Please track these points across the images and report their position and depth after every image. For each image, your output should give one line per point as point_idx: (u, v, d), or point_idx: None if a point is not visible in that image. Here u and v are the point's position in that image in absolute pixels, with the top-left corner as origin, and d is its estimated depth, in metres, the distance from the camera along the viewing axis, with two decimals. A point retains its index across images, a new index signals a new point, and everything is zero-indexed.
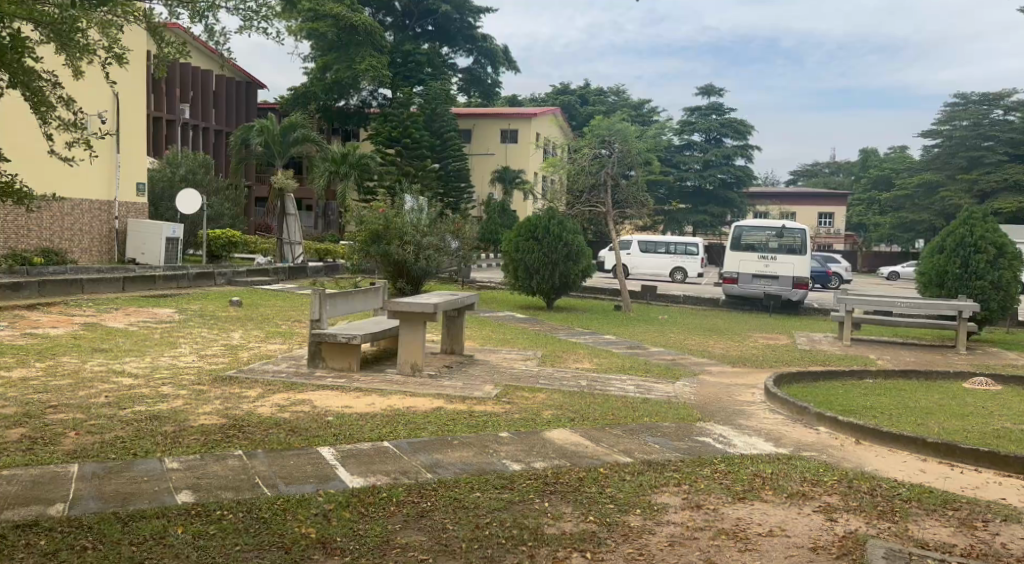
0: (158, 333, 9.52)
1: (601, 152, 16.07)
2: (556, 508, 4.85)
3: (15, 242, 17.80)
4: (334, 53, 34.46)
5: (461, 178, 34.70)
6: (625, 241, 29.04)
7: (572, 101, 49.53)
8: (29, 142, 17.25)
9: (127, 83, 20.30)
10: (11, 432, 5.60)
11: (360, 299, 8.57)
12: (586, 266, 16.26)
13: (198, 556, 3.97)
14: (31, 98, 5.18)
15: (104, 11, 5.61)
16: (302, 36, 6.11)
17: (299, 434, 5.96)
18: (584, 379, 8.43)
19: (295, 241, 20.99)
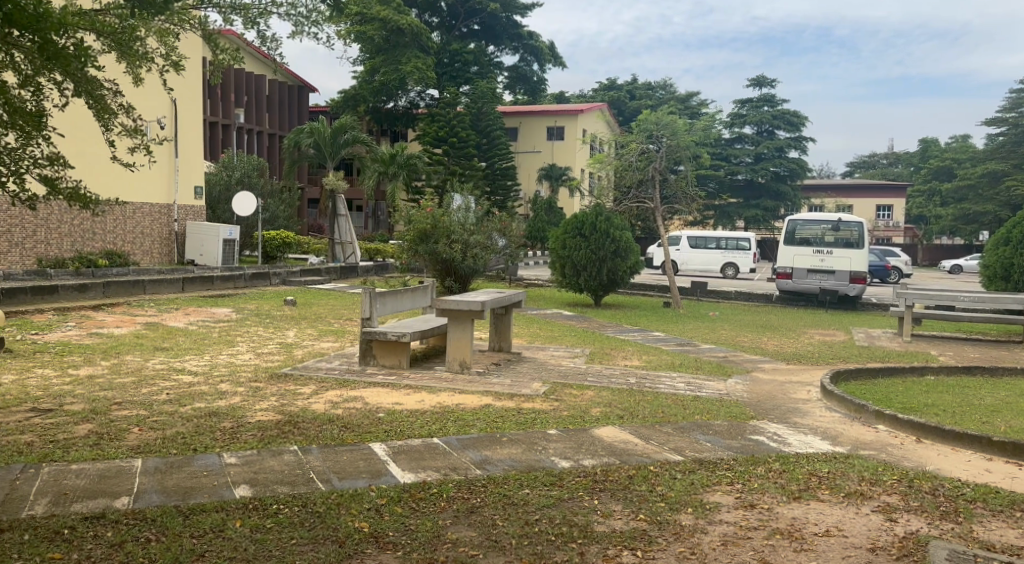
0: (217, 332, 9.77)
1: (649, 147, 15.81)
2: (605, 506, 4.85)
3: (81, 245, 18.30)
4: (382, 55, 34.82)
5: (508, 177, 34.67)
6: (674, 237, 28.71)
7: (620, 96, 49.16)
8: (93, 148, 17.91)
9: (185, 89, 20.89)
10: (80, 429, 5.82)
11: (409, 298, 8.66)
12: (635, 263, 16.13)
13: (256, 549, 4.08)
14: (94, 106, 5.39)
15: (161, 20, 5.80)
16: (350, 40, 6.21)
17: (352, 429, 6.07)
18: (633, 377, 8.36)
19: (347, 241, 21.30)
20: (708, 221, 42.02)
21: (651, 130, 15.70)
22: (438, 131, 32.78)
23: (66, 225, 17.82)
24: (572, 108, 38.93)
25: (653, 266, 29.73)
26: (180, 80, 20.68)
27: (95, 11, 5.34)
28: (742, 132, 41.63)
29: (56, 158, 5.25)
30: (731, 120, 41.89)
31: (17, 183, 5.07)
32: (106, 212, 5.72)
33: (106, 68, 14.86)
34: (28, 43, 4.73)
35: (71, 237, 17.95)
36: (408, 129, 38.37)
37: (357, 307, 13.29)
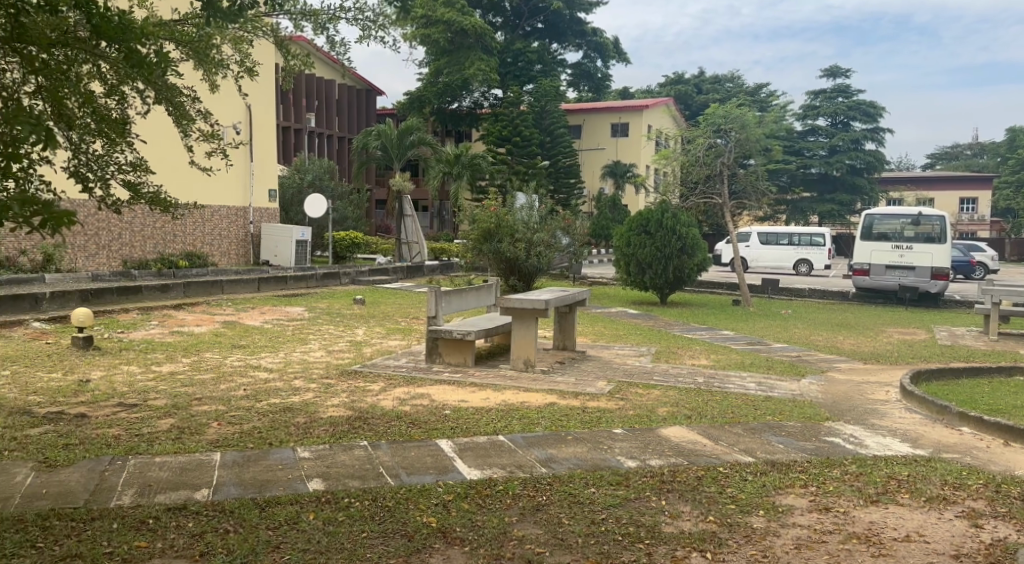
0: (290, 330, 10.07)
1: (716, 141, 15.48)
2: (673, 507, 4.79)
3: (163, 247, 19.05)
4: (446, 57, 35.21)
5: (574, 175, 34.53)
6: (745, 234, 28.09)
7: (688, 90, 48.41)
8: (175, 154, 18.67)
9: (260, 94, 21.57)
10: (162, 423, 6.10)
11: (474, 297, 8.75)
12: (703, 259, 15.88)
13: (328, 541, 4.20)
14: (173, 113, 5.64)
15: (236, 28, 6.02)
16: (416, 42, 6.31)
17: (420, 426, 6.17)
18: (701, 376, 8.23)
19: (413, 241, 21.60)
20: (780, 216, 41.06)
21: (719, 125, 15.30)
22: (502, 131, 32.89)
23: (150, 228, 18.62)
24: (635, 103, 38.50)
25: (721, 263, 29.21)
26: (254, 87, 21.35)
27: (174, 22, 5.58)
28: (815, 125, 40.47)
29: (139, 164, 5.51)
30: (804, 112, 40.72)
31: (103, 188, 5.33)
32: (185, 216, 5.94)
33: (185, 75, 15.46)
34: (114, 53, 4.98)
35: (155, 239, 18.76)
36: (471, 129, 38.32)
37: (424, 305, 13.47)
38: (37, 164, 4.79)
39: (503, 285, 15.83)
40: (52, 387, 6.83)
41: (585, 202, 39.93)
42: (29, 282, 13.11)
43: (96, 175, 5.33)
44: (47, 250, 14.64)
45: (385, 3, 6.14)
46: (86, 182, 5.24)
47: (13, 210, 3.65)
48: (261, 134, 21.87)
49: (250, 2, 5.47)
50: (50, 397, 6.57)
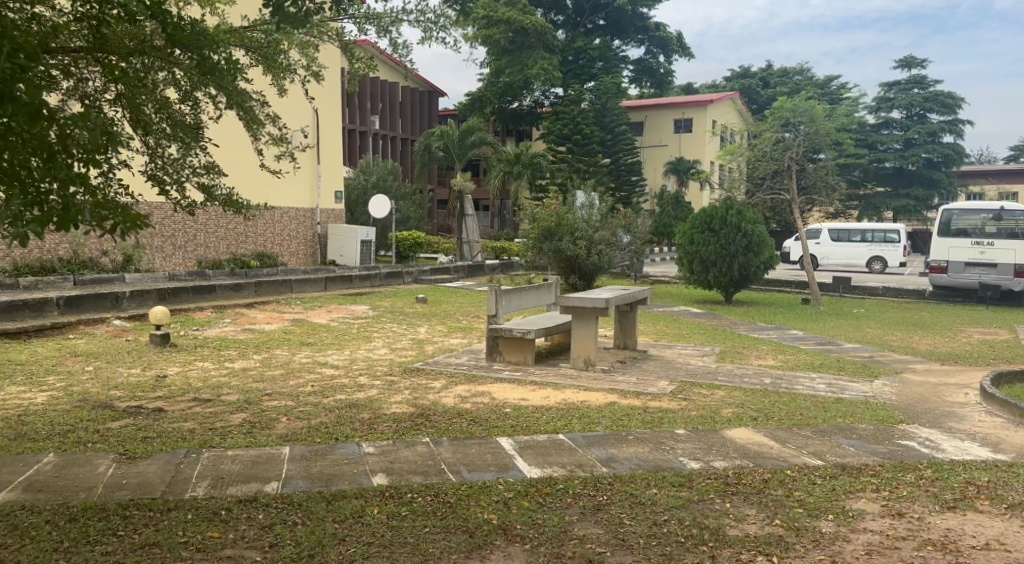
0: (355, 328, 10.29)
1: (784, 135, 15.11)
2: (739, 510, 4.71)
3: (236, 247, 19.67)
4: (507, 57, 35.41)
5: (634, 172, 34.15)
6: (814, 231, 27.32)
7: (753, 84, 47.40)
8: (246, 159, 19.27)
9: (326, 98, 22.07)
10: (235, 417, 6.31)
11: (534, 296, 8.78)
12: (770, 257, 15.53)
13: (392, 535, 4.28)
14: (245, 117, 5.82)
15: (303, 33, 6.18)
16: (477, 42, 6.36)
17: (481, 424, 6.22)
18: (769, 377, 8.06)
19: (475, 241, 21.76)
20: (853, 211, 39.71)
21: (787, 118, 14.95)
22: (564, 130, 32.83)
23: (224, 228, 19.26)
24: (699, 99, 37.55)
25: (790, 261, 28.47)
26: (320, 91, 21.87)
27: (244, 28, 5.74)
28: (889, 117, 39.17)
29: (213, 167, 5.66)
30: (878, 105, 39.45)
31: (179, 190, 5.49)
32: (255, 217, 6.07)
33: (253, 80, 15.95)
34: (188, 61, 5.17)
35: (229, 240, 19.39)
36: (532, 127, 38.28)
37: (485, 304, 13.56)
38: (117, 167, 4.97)
39: (565, 283, 15.83)
40: (132, 382, 7.15)
41: (646, 199, 39.61)
42: (110, 281, 13.70)
43: (173, 177, 5.50)
44: (126, 251, 15.30)
45: (447, 5, 6.21)
46: (163, 185, 5.42)
47: (90, 215, 3.78)
48: (328, 137, 22.37)
49: (316, 8, 5.61)
50: (131, 392, 6.88)
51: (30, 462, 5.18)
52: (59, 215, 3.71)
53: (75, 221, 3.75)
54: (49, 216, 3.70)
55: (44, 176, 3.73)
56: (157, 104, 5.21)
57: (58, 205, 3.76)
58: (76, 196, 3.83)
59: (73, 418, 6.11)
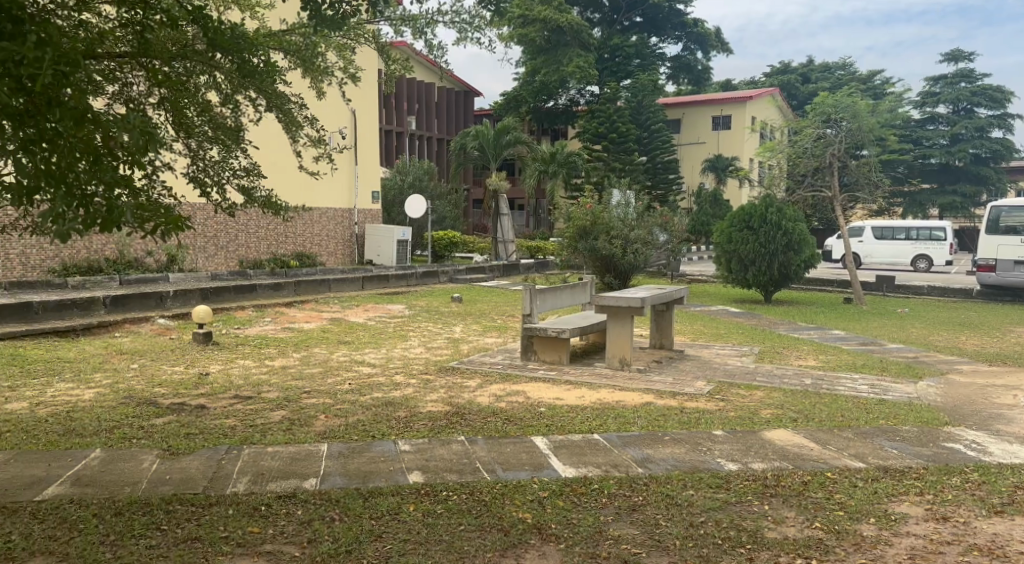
0: (392, 327, 10.39)
1: (826, 132, 14.84)
2: (778, 512, 4.65)
3: (276, 246, 19.98)
4: (543, 56, 35.44)
5: (671, 170, 33.85)
6: (857, 228, 26.82)
7: (792, 80, 46.68)
8: (285, 161, 19.57)
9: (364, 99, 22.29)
10: (276, 414, 6.42)
11: (568, 295, 8.77)
12: (811, 255, 15.29)
13: (427, 533, 4.32)
14: (283, 119, 5.90)
15: (339, 36, 6.24)
16: (513, 43, 6.37)
17: (516, 423, 6.23)
18: (809, 377, 7.94)
19: (510, 240, 21.79)
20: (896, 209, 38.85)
21: (829, 114, 14.70)
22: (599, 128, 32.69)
23: (264, 229, 19.57)
24: (738, 95, 37.08)
25: (832, 260, 27.95)
26: (357, 92, 22.09)
27: (282, 32, 5.81)
28: (935, 112, 38.37)
29: (252, 169, 5.75)
30: (923, 99, 38.61)
31: (219, 192, 5.58)
32: (294, 218, 6.15)
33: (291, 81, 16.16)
34: (229, 64, 5.27)
35: (269, 240, 19.70)
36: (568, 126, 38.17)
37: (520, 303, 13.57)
38: (160, 170, 5.08)
39: (600, 282, 15.81)
40: (176, 379, 7.32)
41: (684, 197, 39.26)
42: (155, 281, 14.01)
43: (214, 179, 5.60)
44: (170, 251, 15.64)
45: (482, 5, 6.22)
46: (204, 186, 5.52)
47: (133, 217, 3.87)
48: (366, 137, 22.59)
49: (353, 10, 5.67)
50: (175, 389, 7.04)
51: (78, 458, 5.33)
52: (103, 218, 3.81)
53: (118, 222, 3.85)
54: (94, 218, 3.80)
55: (89, 179, 3.83)
56: (198, 107, 5.31)
57: (103, 207, 3.85)
58: (120, 198, 3.93)
59: (119, 415, 6.28)
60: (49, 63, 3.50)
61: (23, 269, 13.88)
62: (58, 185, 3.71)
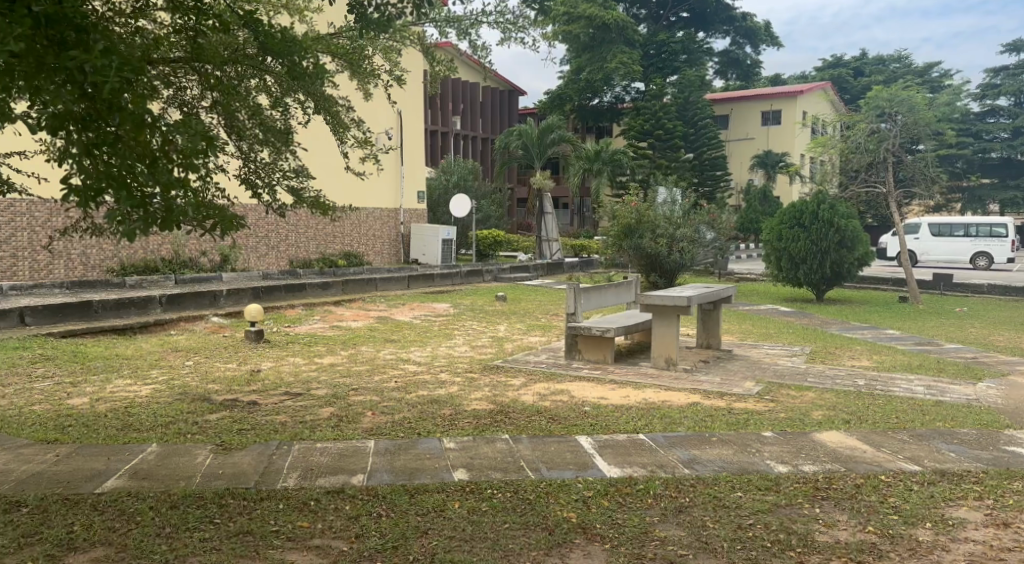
0: (437, 326, 10.47)
1: (881, 126, 14.45)
2: (829, 515, 4.56)
3: (325, 246, 20.30)
4: (587, 54, 35.29)
5: (719, 167, 33.39)
6: (913, 225, 26.08)
7: (845, 73, 45.63)
8: (332, 162, 19.87)
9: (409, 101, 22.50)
10: (324, 411, 6.53)
11: (613, 293, 8.73)
12: (865, 253, 14.95)
13: (472, 530, 4.34)
14: (332, 121, 5.98)
15: (386, 38, 6.32)
16: (557, 42, 6.37)
17: (560, 422, 6.23)
18: (862, 378, 7.76)
19: (554, 239, 21.77)
20: (955, 204, 37.65)
21: (884, 108, 14.31)
22: (644, 125, 32.42)
23: (314, 229, 19.91)
24: (788, 89, 36.35)
25: (886, 257, 27.23)
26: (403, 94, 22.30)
27: (330, 36, 5.91)
28: (996, 105, 36.98)
29: (302, 171, 5.85)
30: (983, 92, 37.32)
31: (270, 193, 5.69)
32: (342, 219, 6.23)
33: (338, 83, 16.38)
34: (278, 68, 5.38)
35: (318, 240, 20.02)
36: (613, 123, 37.93)
37: (563, 302, 13.57)
38: (213, 172, 5.20)
39: (646, 281, 15.72)
40: (229, 376, 7.50)
41: (733, 194, 38.69)
42: (209, 280, 14.37)
43: (264, 181, 5.71)
44: (223, 251, 16.04)
45: (526, 5, 6.23)
46: (255, 188, 5.63)
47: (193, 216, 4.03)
48: (412, 139, 22.78)
49: (398, 12, 5.73)
50: (227, 385, 7.22)
51: (135, 452, 5.51)
52: (163, 217, 3.96)
53: (177, 222, 4.00)
54: (156, 217, 3.95)
55: (147, 181, 3.94)
56: (249, 111, 5.44)
57: (161, 207, 4.00)
58: (177, 199, 4.07)
59: (175, 410, 6.46)
60: (115, 69, 3.63)
61: (84, 268, 14.35)
62: (120, 186, 3.82)
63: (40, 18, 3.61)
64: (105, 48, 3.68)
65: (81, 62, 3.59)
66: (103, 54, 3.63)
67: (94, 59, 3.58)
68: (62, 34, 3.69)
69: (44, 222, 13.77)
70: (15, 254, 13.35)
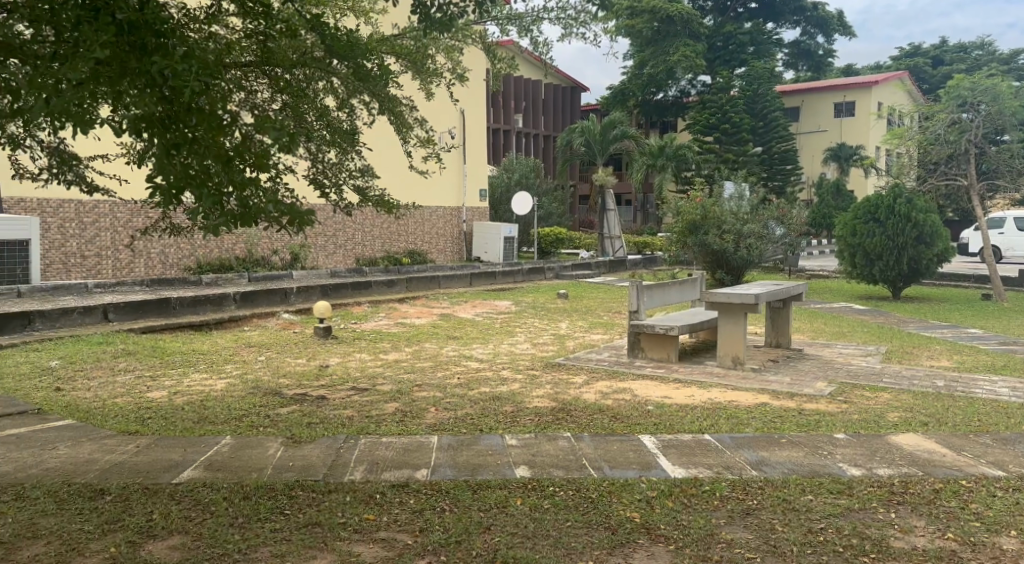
0: (499, 323, 10.50)
1: (962, 116, 13.78)
2: (905, 521, 4.38)
3: (391, 244, 20.62)
4: (651, 48, 34.83)
5: (789, 160, 32.57)
6: (997, 219, 24.89)
7: (922, 63, 43.94)
8: (396, 160, 20.16)
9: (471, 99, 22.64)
10: (389, 406, 6.64)
11: (676, 291, 8.60)
12: (945, 248, 14.37)
13: (534, 528, 4.34)
14: (396, 121, 6.05)
15: (448, 38, 6.37)
16: (619, 36, 6.30)
17: (622, 420, 6.18)
18: (942, 379, 7.44)
19: (616, 235, 21.64)
20: None
21: (966, 97, 13.62)
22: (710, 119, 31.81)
23: (381, 227, 20.24)
24: (863, 80, 35.14)
25: (969, 252, 26.07)
26: (466, 93, 22.45)
27: (395, 36, 5.97)
28: None
29: (368, 170, 5.94)
30: None
31: (337, 192, 5.78)
32: (405, 216, 6.29)
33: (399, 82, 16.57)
34: (344, 69, 5.46)
35: (385, 238, 20.34)
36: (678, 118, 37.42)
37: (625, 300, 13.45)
38: (283, 173, 5.31)
39: (712, 278, 15.42)
40: (298, 371, 7.70)
41: (805, 188, 37.68)
42: (279, 277, 14.79)
43: (332, 181, 5.81)
44: (294, 250, 16.48)
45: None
46: (323, 188, 5.72)
47: (269, 213, 4.11)
48: (473, 137, 22.93)
49: (461, 11, 5.76)
50: (297, 380, 7.41)
51: (211, 444, 5.70)
52: (239, 216, 4.03)
53: (253, 220, 4.06)
54: (233, 214, 4.06)
55: (224, 180, 4.02)
56: (316, 112, 5.52)
57: (236, 207, 4.07)
58: (252, 198, 4.14)
59: (248, 404, 6.67)
60: (194, 73, 3.74)
61: (163, 267, 14.93)
62: (198, 186, 3.92)
63: (123, 25, 3.79)
64: (185, 53, 3.82)
65: (163, 66, 3.75)
66: (182, 59, 3.79)
67: (175, 63, 3.74)
68: (142, 40, 3.85)
69: (125, 223, 14.36)
70: (99, 253, 13.98)
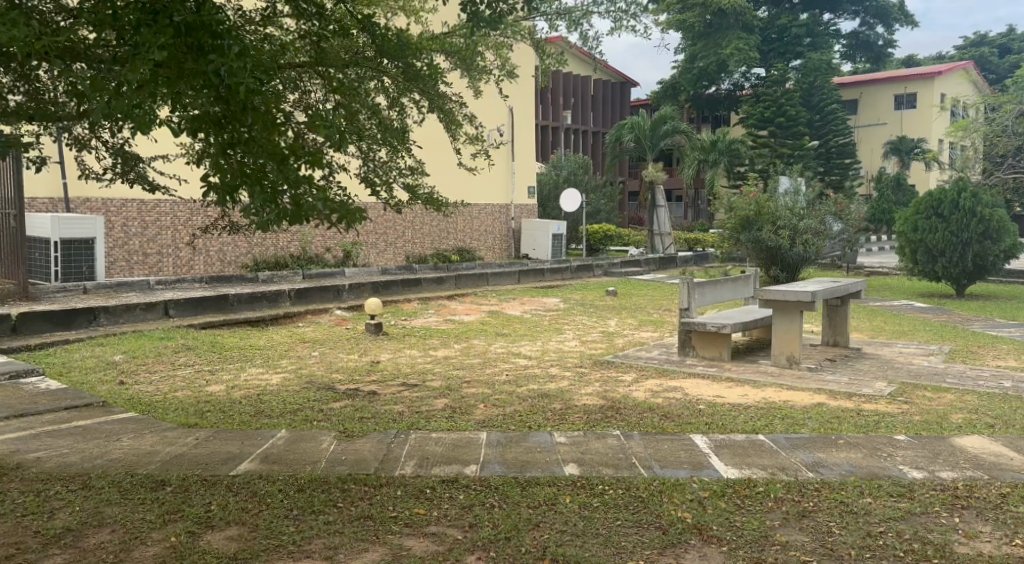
0: (547, 320, 10.48)
1: None
2: (970, 526, 4.23)
3: (440, 242, 20.75)
4: (703, 42, 34.35)
5: (846, 154, 31.72)
6: None
7: (988, 52, 42.44)
8: (446, 157, 20.37)
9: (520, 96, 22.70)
10: (439, 402, 6.69)
11: (729, 288, 8.46)
12: (1012, 243, 13.84)
13: (584, 527, 4.31)
14: (446, 118, 6.06)
15: (498, 34, 6.36)
16: (670, 29, 6.21)
17: (673, 419, 6.10)
18: (1008, 380, 7.15)
19: (667, 232, 21.43)
20: None
21: None
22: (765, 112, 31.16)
23: (432, 225, 20.39)
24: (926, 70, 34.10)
25: None
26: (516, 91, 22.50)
27: (445, 34, 5.97)
28: None
29: (417, 168, 5.97)
30: None
31: (388, 190, 5.83)
32: (454, 214, 6.31)
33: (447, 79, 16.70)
34: (395, 68, 5.48)
35: (435, 236, 20.48)
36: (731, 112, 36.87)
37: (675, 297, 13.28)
38: (335, 171, 5.37)
39: (766, 275, 15.07)
40: (350, 367, 7.81)
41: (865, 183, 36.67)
42: (332, 275, 15.02)
43: (383, 179, 5.85)
44: (347, 247, 16.72)
45: None
46: (374, 186, 5.77)
47: (321, 210, 4.15)
48: (522, 135, 22.96)
49: (510, 8, 5.74)
50: (350, 375, 7.52)
51: (267, 437, 5.82)
52: (292, 213, 4.07)
53: (306, 217, 4.10)
54: (286, 212, 4.10)
55: (278, 178, 4.07)
56: (368, 111, 5.56)
57: (290, 204, 4.11)
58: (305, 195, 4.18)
59: (302, 398, 6.79)
60: (247, 71, 3.78)
61: (221, 264, 15.29)
62: (253, 184, 3.98)
63: (181, 26, 3.82)
64: (240, 52, 3.86)
65: (218, 65, 3.79)
66: (238, 57, 3.81)
67: (230, 62, 3.77)
68: (200, 40, 3.88)
69: (185, 221, 14.75)
70: (160, 251, 14.40)
